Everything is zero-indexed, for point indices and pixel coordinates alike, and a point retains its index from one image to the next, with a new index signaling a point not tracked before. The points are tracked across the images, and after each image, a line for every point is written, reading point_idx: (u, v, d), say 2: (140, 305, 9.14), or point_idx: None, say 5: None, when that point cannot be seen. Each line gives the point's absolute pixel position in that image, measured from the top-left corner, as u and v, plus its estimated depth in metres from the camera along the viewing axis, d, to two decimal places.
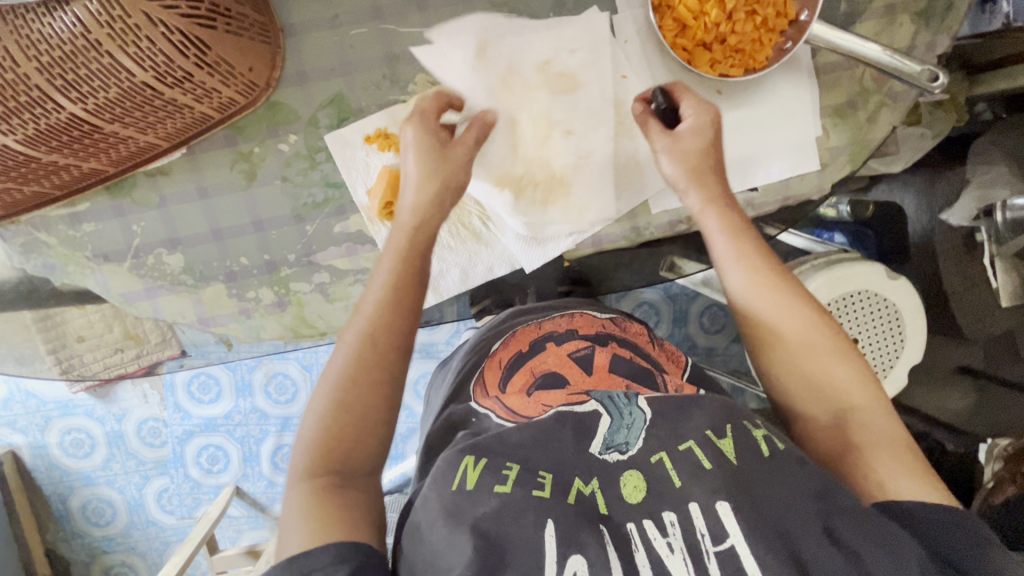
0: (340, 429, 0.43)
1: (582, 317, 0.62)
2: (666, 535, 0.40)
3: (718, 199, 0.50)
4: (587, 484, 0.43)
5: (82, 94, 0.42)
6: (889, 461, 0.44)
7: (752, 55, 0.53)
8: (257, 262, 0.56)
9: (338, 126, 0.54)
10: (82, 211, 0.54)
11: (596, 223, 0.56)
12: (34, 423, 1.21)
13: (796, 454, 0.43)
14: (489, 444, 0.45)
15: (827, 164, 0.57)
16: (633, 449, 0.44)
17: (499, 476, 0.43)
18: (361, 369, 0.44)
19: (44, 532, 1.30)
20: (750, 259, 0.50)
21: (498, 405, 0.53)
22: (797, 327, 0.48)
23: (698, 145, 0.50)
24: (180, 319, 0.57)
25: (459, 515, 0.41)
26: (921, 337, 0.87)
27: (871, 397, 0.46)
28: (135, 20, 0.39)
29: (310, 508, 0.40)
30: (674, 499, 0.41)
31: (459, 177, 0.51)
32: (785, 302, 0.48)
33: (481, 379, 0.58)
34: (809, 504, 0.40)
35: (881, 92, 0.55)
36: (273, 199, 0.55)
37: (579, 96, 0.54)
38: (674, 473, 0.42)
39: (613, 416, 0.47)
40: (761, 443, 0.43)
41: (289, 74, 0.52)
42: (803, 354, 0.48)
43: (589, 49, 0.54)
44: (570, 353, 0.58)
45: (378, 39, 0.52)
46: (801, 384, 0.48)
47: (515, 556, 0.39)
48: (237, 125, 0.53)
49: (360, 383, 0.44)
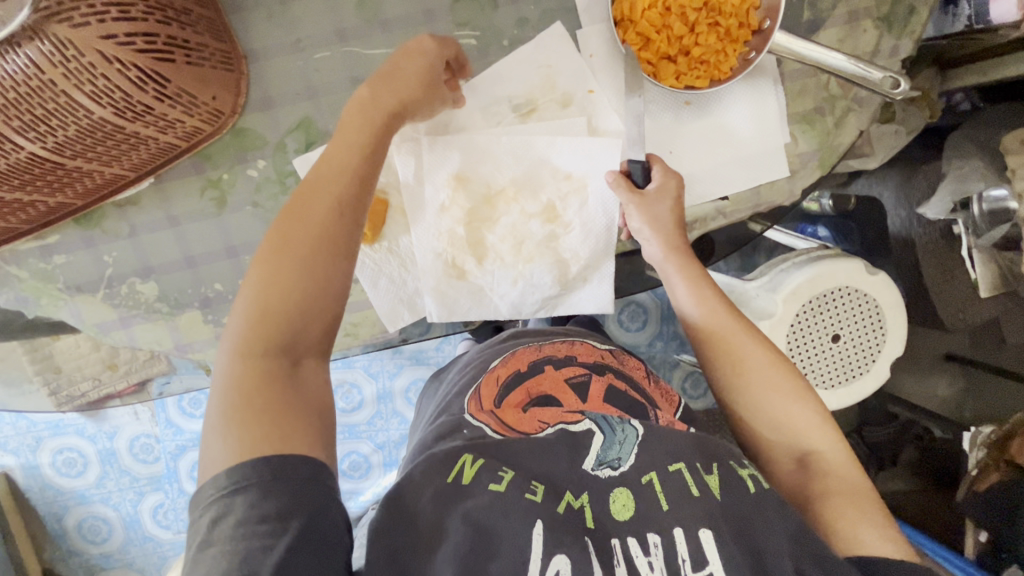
0: (274, 298, 0.42)
1: (583, 346, 0.62)
2: (648, 555, 0.41)
3: (680, 248, 0.55)
4: (577, 497, 0.44)
5: (41, 133, 0.42)
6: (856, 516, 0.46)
7: (717, 65, 0.53)
8: (230, 287, 0.56)
9: (306, 150, 0.53)
10: (52, 243, 0.54)
11: (585, 250, 0.57)
12: (26, 443, 1.22)
13: (780, 496, 0.44)
14: (490, 445, 0.46)
15: (797, 171, 0.57)
16: (625, 465, 0.45)
17: (494, 475, 0.43)
18: (309, 239, 0.43)
19: (40, 551, 1.30)
20: (718, 306, 0.55)
21: (495, 420, 0.52)
22: (764, 370, 0.52)
23: (671, 218, 0.54)
24: (157, 346, 0.57)
25: (457, 507, 0.41)
26: (900, 333, 0.88)
27: (830, 438, 0.50)
28: (89, 58, 0.39)
29: (250, 388, 0.39)
30: (659, 523, 0.42)
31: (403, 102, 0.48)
32: (751, 347, 0.53)
33: (477, 393, 0.56)
34: (788, 543, 0.41)
35: (847, 97, 0.56)
36: (244, 224, 0.54)
37: (540, 109, 0.55)
38: (662, 495, 0.43)
39: (605, 432, 0.47)
40: (748, 481, 0.44)
41: (255, 101, 0.52)
42: (766, 397, 0.51)
43: (567, 68, 0.55)
44: (568, 378, 0.57)
45: (344, 63, 0.52)
46: (767, 428, 0.52)
47: (501, 555, 0.40)
48: (204, 153, 0.53)
49: (303, 252, 0.43)
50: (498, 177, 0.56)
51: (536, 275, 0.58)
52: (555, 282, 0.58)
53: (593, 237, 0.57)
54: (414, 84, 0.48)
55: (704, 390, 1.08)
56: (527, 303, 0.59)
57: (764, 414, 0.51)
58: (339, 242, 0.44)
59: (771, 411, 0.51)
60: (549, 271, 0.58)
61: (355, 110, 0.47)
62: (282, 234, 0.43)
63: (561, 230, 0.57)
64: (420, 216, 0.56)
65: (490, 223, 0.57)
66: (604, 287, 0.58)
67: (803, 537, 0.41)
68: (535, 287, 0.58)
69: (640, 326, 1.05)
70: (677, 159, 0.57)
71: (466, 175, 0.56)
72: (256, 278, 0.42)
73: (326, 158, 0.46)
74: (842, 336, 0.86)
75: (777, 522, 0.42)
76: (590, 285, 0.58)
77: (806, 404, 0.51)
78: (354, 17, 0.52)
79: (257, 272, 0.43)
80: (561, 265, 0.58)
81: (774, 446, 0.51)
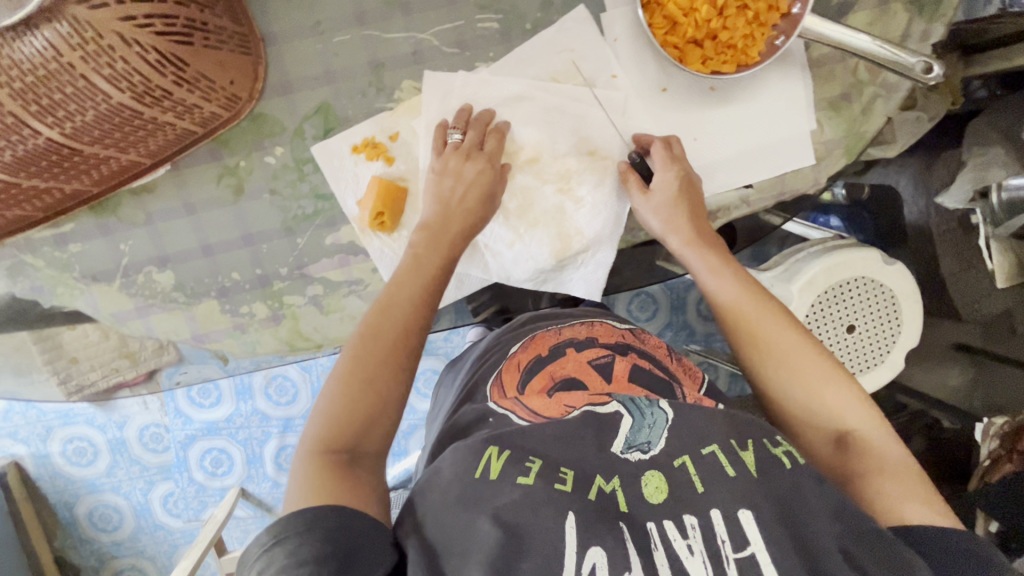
0: (347, 401, 0.46)
1: (602, 327, 0.62)
2: (686, 537, 0.40)
3: (697, 237, 0.55)
4: (607, 481, 0.44)
5: (59, 118, 0.41)
6: (898, 489, 0.46)
7: (744, 50, 0.52)
8: (248, 277, 0.55)
9: (324, 136, 0.53)
10: (68, 231, 0.53)
11: (593, 228, 0.56)
12: (36, 433, 1.22)
13: (816, 470, 0.44)
14: (511, 434, 0.45)
15: (822, 158, 0.56)
16: (655, 449, 0.44)
17: (522, 468, 0.43)
18: (380, 357, 0.48)
19: (52, 539, 1.32)
20: (740, 297, 0.54)
21: (519, 407, 0.51)
22: (790, 355, 0.51)
23: (676, 181, 0.53)
24: (174, 336, 0.57)
25: (482, 504, 0.41)
26: (917, 322, 0.87)
27: (867, 419, 0.49)
28: (108, 41, 0.38)
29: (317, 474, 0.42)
30: (695, 505, 0.41)
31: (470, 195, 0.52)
32: (779, 333, 0.52)
33: (499, 380, 0.57)
34: (830, 523, 0.41)
35: (875, 83, 0.55)
36: (261, 212, 0.54)
37: (547, 76, 0.53)
38: (697, 478, 0.43)
39: (635, 417, 0.47)
40: (783, 457, 0.44)
41: (273, 85, 0.51)
42: (797, 383, 0.51)
43: (588, 50, 0.53)
44: (590, 361, 0.57)
45: (363, 47, 0.51)
46: (802, 414, 0.51)
47: (531, 541, 0.40)
48: (222, 139, 0.52)
49: (374, 369, 0.47)
50: (514, 151, 0.55)
51: (534, 241, 0.56)
52: (554, 255, 0.56)
53: (601, 217, 0.56)
54: (468, 212, 0.52)
55: (714, 379, 1.09)
56: (518, 268, 0.57)
57: (792, 401, 0.51)
58: (405, 360, 0.49)
59: (800, 398, 0.51)
60: (549, 243, 0.56)
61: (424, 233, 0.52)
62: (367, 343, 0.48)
63: (570, 203, 0.55)
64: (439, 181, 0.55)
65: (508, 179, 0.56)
66: (598, 269, 0.57)
67: (844, 512, 0.41)
68: (531, 255, 0.56)
69: (650, 316, 1.05)
70: (701, 147, 0.56)
71: (487, 121, 0.53)
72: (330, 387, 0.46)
73: (399, 284, 0.51)
74: (857, 326, 0.86)
75: (816, 502, 0.41)
76: (582, 268, 0.57)
77: (835, 385, 0.50)
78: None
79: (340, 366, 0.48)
80: (563, 238, 0.56)
81: (807, 430, 0.51)
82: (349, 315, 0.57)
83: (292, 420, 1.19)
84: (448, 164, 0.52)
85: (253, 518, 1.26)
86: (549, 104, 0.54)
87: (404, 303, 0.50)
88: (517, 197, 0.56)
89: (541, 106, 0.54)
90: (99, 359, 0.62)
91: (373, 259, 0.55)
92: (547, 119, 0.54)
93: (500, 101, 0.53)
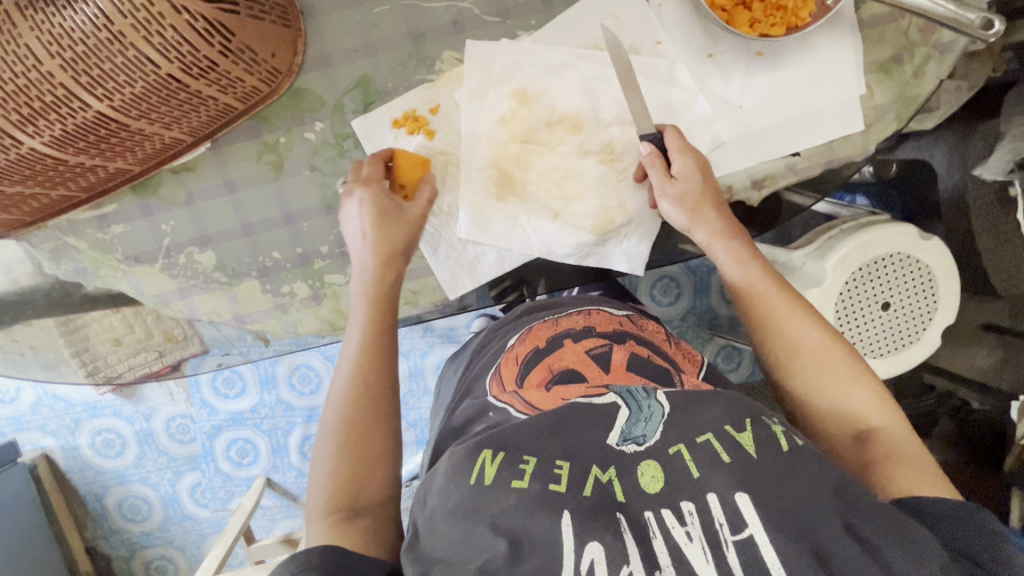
0: (334, 473, 0.45)
1: (599, 315, 0.61)
2: (684, 525, 0.38)
3: (724, 230, 0.54)
4: (604, 471, 0.40)
5: (108, 90, 0.40)
6: (917, 478, 0.44)
7: (794, 11, 0.50)
8: (289, 256, 0.55)
9: (364, 110, 0.52)
10: (110, 212, 0.53)
11: (637, 201, 0.55)
12: (65, 425, 1.23)
13: (814, 451, 0.41)
14: (505, 435, 0.42)
15: (873, 124, 0.55)
16: (651, 441, 0.41)
17: (516, 471, 0.40)
18: (354, 413, 0.47)
19: (83, 530, 1.34)
20: (769, 292, 0.53)
21: (517, 400, 0.50)
22: (815, 351, 0.51)
23: (693, 167, 0.52)
24: (216, 317, 0.56)
25: (479, 511, 0.39)
26: (953, 299, 0.85)
27: (889, 417, 0.48)
28: (158, 8, 0.38)
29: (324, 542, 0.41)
30: (691, 490, 0.39)
31: (414, 232, 0.52)
32: (804, 329, 0.52)
33: (497, 375, 0.56)
34: (828, 499, 0.38)
35: (928, 44, 0.53)
36: (302, 190, 0.53)
37: (589, 42, 0.52)
38: (693, 463, 0.40)
39: (631, 408, 0.43)
40: (781, 438, 0.41)
41: (312, 59, 0.50)
42: (819, 379, 0.50)
43: (632, 15, 0.52)
44: (589, 350, 0.55)
45: (403, 17, 0.50)
46: (822, 410, 0.50)
47: (531, 544, 0.37)
48: (262, 115, 0.51)
49: (356, 426, 0.46)
50: (556, 118, 0.53)
51: (577, 216, 0.55)
52: (596, 228, 0.55)
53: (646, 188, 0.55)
54: (390, 243, 0.51)
55: (738, 363, 1.07)
56: (560, 243, 0.56)
57: (817, 397, 0.50)
58: (381, 408, 0.48)
59: (824, 395, 0.50)
60: (591, 215, 0.55)
61: (377, 277, 0.51)
62: (342, 414, 0.47)
63: (614, 174, 0.54)
64: (478, 148, 0.53)
65: (546, 149, 0.54)
66: (642, 243, 0.57)
67: (845, 490, 0.38)
68: (574, 229, 0.56)
69: (674, 301, 1.04)
70: (747, 114, 0.54)
71: (530, 92, 0.52)
72: (317, 469, 0.45)
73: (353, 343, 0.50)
74: (892, 302, 0.84)
75: (816, 481, 0.39)
76: (625, 242, 0.57)
77: (861, 383, 0.49)
78: None
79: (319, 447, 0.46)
80: (606, 212, 0.55)
81: (829, 426, 0.50)
82: None
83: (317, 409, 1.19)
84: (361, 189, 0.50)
85: (279, 507, 1.28)
86: (591, 72, 0.52)
87: (365, 360, 0.49)
88: (557, 171, 0.54)
89: (583, 74, 0.52)
90: (142, 342, 0.58)
91: None
92: (585, 90, 0.52)
93: (542, 70, 0.52)
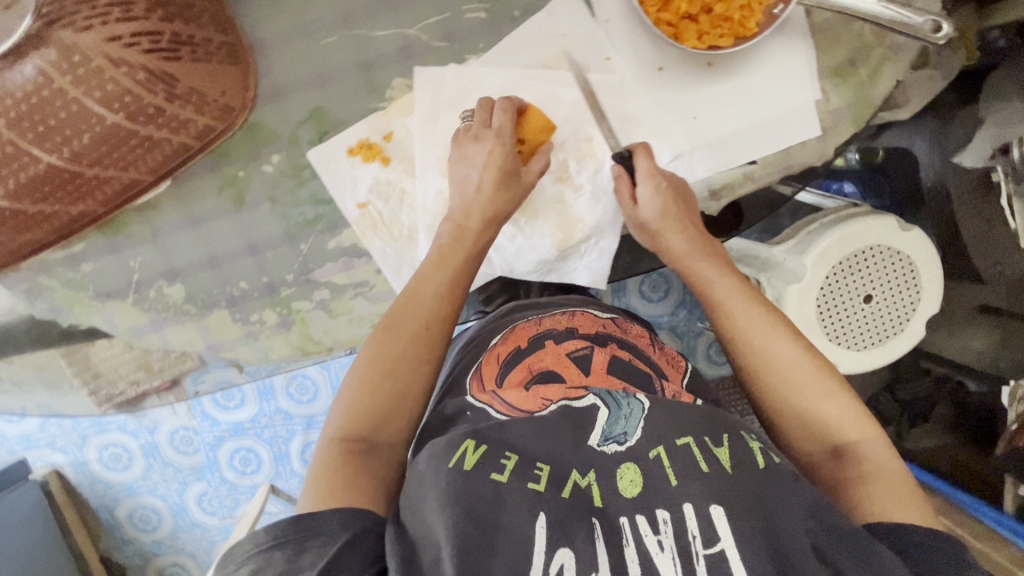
0: (367, 395, 0.49)
1: (583, 316, 0.62)
2: (658, 534, 0.40)
3: (701, 247, 0.55)
4: (583, 476, 0.43)
5: (56, 142, 0.42)
6: (887, 496, 0.45)
7: (741, 22, 0.50)
8: (256, 285, 0.56)
9: (319, 141, 0.52)
10: (79, 251, 0.54)
11: (593, 216, 0.55)
12: (73, 441, 1.28)
13: (791, 469, 0.44)
14: (489, 429, 0.45)
15: (830, 129, 0.54)
16: (631, 440, 0.45)
17: (497, 464, 0.43)
18: (404, 351, 0.50)
19: (97, 540, 1.39)
20: (740, 310, 0.54)
21: (496, 401, 0.52)
22: (788, 368, 0.51)
23: (658, 208, 0.52)
24: (189, 347, 0.58)
25: (455, 497, 0.40)
26: (936, 289, 0.85)
27: (865, 431, 0.49)
28: (96, 63, 0.40)
29: (333, 467, 0.45)
30: (667, 499, 0.41)
31: (517, 196, 0.53)
32: (778, 346, 0.52)
33: (477, 372, 0.57)
34: (804, 520, 0.40)
35: (883, 45, 0.52)
36: (264, 221, 0.54)
37: (540, 61, 0.52)
38: (671, 471, 0.43)
39: (610, 408, 0.47)
40: (758, 455, 0.44)
41: (264, 93, 0.51)
42: (797, 393, 0.50)
43: (580, 32, 0.52)
44: (569, 353, 0.57)
45: (352, 47, 0.51)
46: (799, 425, 0.51)
47: (506, 538, 0.39)
48: (219, 150, 0.52)
49: (400, 363, 0.50)
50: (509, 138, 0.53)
51: (536, 232, 0.56)
52: (554, 246, 0.55)
53: (602, 205, 0.55)
54: (486, 204, 0.52)
55: None
56: (521, 261, 0.57)
57: (793, 410, 0.51)
58: (428, 351, 0.51)
59: (797, 409, 0.51)
60: (549, 233, 0.56)
61: (449, 236, 0.53)
62: (386, 345, 0.51)
63: (569, 192, 0.55)
64: (430, 174, 0.54)
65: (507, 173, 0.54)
66: (603, 260, 0.56)
67: (820, 511, 0.40)
68: (533, 247, 0.56)
69: (660, 297, 1.04)
70: (702, 125, 0.54)
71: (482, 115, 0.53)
72: (353, 381, 0.50)
73: (421, 278, 0.52)
74: (873, 294, 0.84)
75: (787, 499, 0.41)
76: (586, 257, 0.56)
77: (833, 397, 0.50)
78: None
79: (364, 362, 0.50)
80: (565, 229, 0.55)
81: (804, 439, 0.51)
82: (357, 317, 0.58)
83: (316, 417, 1.21)
84: (466, 150, 0.52)
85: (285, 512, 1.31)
86: (543, 90, 0.52)
87: (428, 303, 0.52)
88: None
89: (534, 95, 0.52)
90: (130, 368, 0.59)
91: (375, 260, 0.56)
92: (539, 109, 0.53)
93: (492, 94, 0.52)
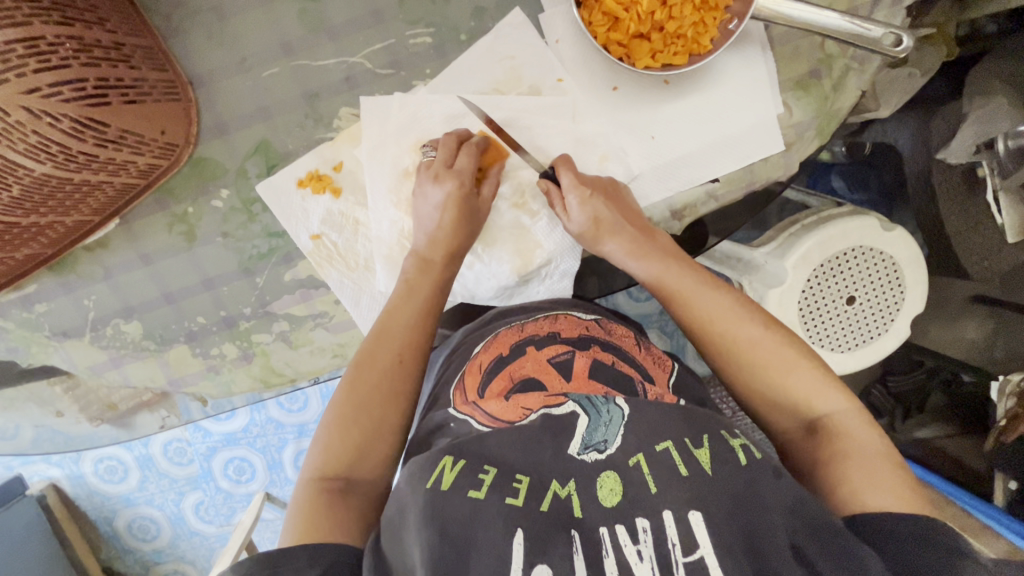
0: (340, 432, 0.46)
1: (567, 320, 0.54)
2: (637, 542, 0.37)
3: (669, 250, 0.52)
4: (564, 485, 0.40)
5: None
6: (867, 478, 0.42)
7: (695, 38, 0.48)
8: (214, 319, 0.55)
9: (268, 174, 0.51)
10: (32, 292, 0.54)
11: (552, 241, 0.55)
12: (68, 456, 1.29)
13: (774, 463, 0.40)
14: (467, 442, 0.42)
15: (793, 144, 0.52)
16: (612, 448, 0.41)
17: (474, 480, 0.39)
18: (376, 384, 0.48)
19: (98, 552, 1.40)
20: (698, 293, 0.51)
21: (479, 413, 0.47)
22: (748, 346, 0.49)
23: (599, 213, 0.50)
24: (151, 383, 0.58)
25: (432, 518, 0.38)
26: (921, 285, 0.81)
27: (833, 403, 0.47)
28: (15, 117, 0.35)
29: (309, 509, 0.42)
30: (647, 506, 0.38)
31: (474, 224, 0.52)
32: (743, 326, 0.50)
33: (460, 384, 0.51)
34: (781, 516, 0.37)
35: (846, 56, 0.50)
36: (217, 256, 0.53)
37: (490, 86, 0.51)
38: (651, 477, 0.39)
39: (590, 415, 0.43)
40: (739, 452, 0.40)
41: (208, 128, 0.50)
42: (760, 373, 0.49)
43: (529, 54, 0.50)
44: (551, 359, 0.51)
45: (294, 79, 0.50)
46: (766, 405, 0.49)
47: (478, 559, 0.37)
48: (166, 188, 0.52)
49: (372, 397, 0.48)
50: None
51: (494, 259, 0.56)
52: (513, 272, 0.55)
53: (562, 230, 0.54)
54: (450, 238, 0.51)
55: None
56: (481, 287, 0.57)
57: (760, 395, 0.49)
58: (405, 385, 0.49)
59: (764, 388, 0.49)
60: (508, 260, 0.55)
61: (414, 271, 0.52)
62: (357, 379, 0.48)
63: (527, 216, 0.55)
64: (388, 207, 0.54)
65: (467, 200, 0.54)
66: (562, 282, 0.57)
67: (802, 506, 0.38)
68: (492, 273, 0.56)
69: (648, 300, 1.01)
70: (661, 144, 0.52)
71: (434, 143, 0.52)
72: (326, 418, 0.47)
73: (392, 311, 0.51)
74: (856, 296, 0.79)
75: (770, 498, 0.38)
76: (547, 280, 0.57)
77: (796, 368, 0.48)
78: (298, 27, 0.49)
79: (336, 400, 0.48)
80: (524, 255, 0.55)
81: (780, 417, 0.49)
82: (318, 348, 0.57)
83: (307, 425, 1.21)
84: (420, 183, 0.51)
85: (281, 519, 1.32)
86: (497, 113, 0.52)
87: (398, 335, 0.50)
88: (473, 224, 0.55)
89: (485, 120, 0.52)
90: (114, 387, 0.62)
91: (333, 291, 0.55)
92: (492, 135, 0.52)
93: (443, 122, 0.52)
